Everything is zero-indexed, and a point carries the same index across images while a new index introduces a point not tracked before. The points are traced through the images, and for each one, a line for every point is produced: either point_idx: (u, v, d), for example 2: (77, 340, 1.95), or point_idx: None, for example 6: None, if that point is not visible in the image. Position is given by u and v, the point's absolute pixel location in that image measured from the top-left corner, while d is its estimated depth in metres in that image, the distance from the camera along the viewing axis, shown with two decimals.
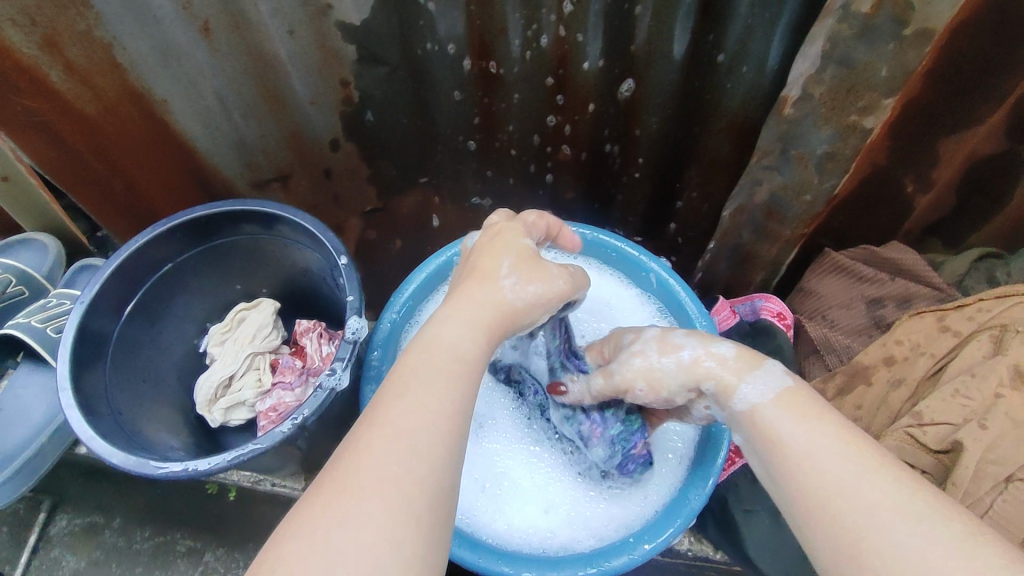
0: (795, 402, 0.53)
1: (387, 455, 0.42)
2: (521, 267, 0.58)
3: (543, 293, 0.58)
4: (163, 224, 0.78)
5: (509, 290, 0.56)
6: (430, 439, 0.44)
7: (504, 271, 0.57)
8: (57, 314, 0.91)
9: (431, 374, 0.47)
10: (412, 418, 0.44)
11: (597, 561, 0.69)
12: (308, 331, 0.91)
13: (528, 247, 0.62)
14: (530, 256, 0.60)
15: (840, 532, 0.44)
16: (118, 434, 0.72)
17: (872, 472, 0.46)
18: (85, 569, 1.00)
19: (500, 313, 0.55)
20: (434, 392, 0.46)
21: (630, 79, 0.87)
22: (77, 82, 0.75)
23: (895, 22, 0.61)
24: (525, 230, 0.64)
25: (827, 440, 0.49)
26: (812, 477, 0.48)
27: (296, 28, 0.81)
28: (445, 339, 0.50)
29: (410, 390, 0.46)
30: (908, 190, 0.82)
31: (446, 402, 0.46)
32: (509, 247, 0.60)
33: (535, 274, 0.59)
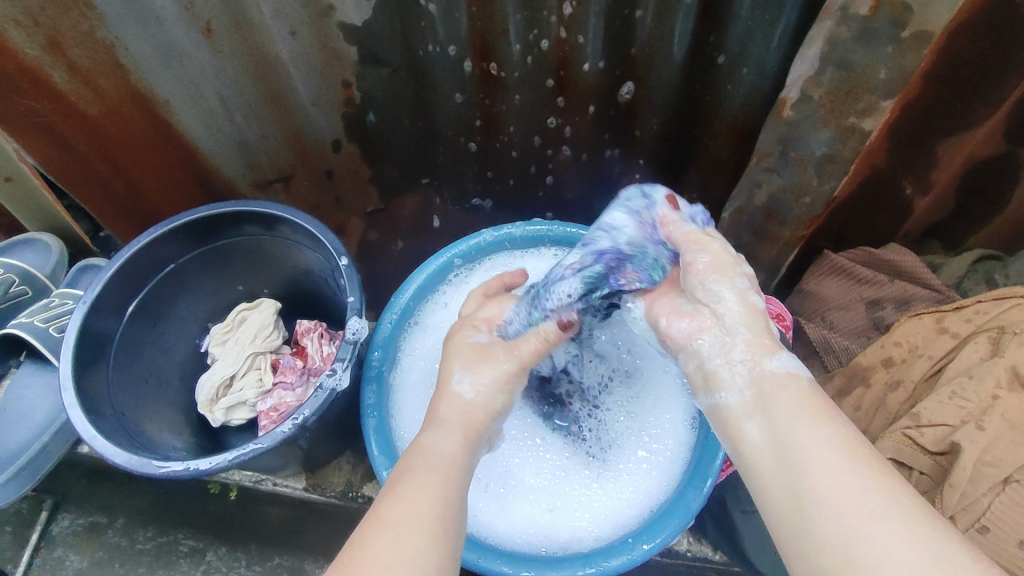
0: (808, 397, 0.52)
1: (390, 544, 0.44)
2: (472, 366, 0.64)
3: (499, 382, 0.64)
4: (166, 224, 0.79)
5: (469, 390, 0.62)
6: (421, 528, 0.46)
7: (456, 376, 0.64)
8: (61, 313, 0.92)
9: (409, 473, 0.52)
10: (400, 511, 0.47)
11: (594, 560, 0.70)
12: (309, 331, 0.91)
13: (478, 343, 0.67)
14: (481, 351, 0.66)
15: (840, 525, 0.44)
16: (120, 434, 0.73)
17: (878, 475, 0.45)
18: (88, 567, 1.01)
19: (465, 417, 0.60)
20: (422, 487, 0.50)
21: (630, 81, 0.87)
22: (80, 83, 0.76)
23: (893, 25, 0.61)
24: (474, 325, 0.70)
25: (834, 437, 0.48)
26: (817, 469, 0.47)
27: (297, 29, 0.82)
28: (428, 444, 0.56)
29: (393, 489, 0.50)
30: (907, 193, 0.82)
31: (427, 493, 0.50)
32: (459, 349, 0.67)
33: (486, 367, 0.64)
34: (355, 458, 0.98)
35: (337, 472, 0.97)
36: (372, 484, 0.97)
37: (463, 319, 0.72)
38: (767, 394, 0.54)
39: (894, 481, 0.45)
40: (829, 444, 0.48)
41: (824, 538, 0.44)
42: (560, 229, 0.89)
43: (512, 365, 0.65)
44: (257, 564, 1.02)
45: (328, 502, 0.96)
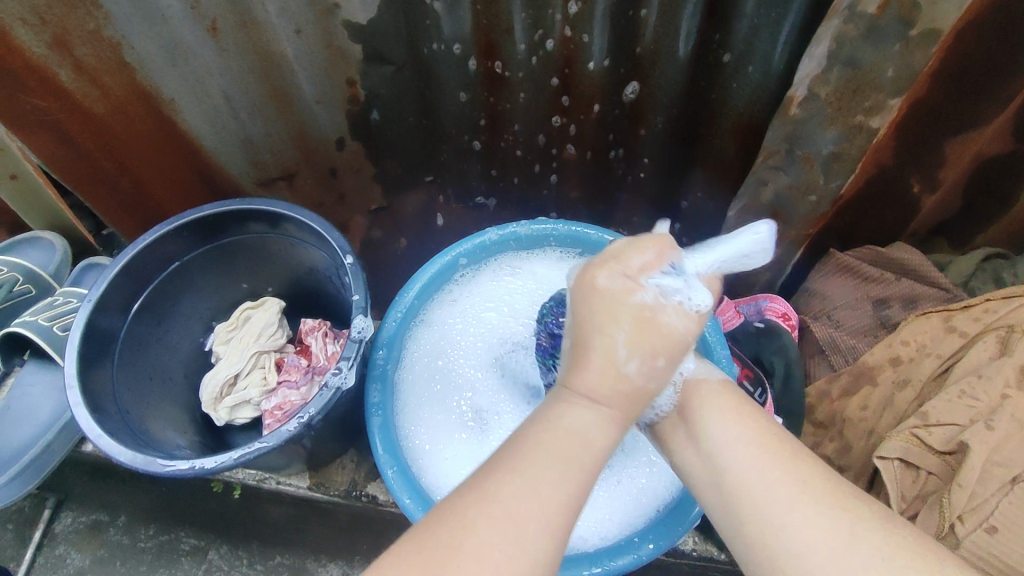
0: (723, 394, 0.57)
1: (498, 541, 0.40)
2: (635, 341, 0.47)
3: (667, 363, 0.48)
4: (171, 222, 0.79)
5: (632, 374, 0.47)
6: (541, 531, 0.42)
7: (623, 353, 0.47)
8: (65, 311, 0.91)
9: (550, 458, 0.44)
10: (525, 502, 0.42)
11: (601, 560, 0.70)
12: (314, 330, 0.91)
13: (642, 303, 0.48)
14: (642, 317, 0.48)
15: (761, 513, 0.47)
16: (125, 432, 0.73)
17: (792, 459, 0.49)
18: (90, 565, 1.01)
19: (631, 404, 0.47)
20: (547, 474, 0.44)
21: (635, 81, 0.87)
22: (85, 81, 0.76)
23: (901, 23, 0.60)
24: (624, 279, 0.50)
25: (748, 432, 0.53)
26: (736, 464, 0.51)
27: (303, 27, 0.82)
28: (570, 423, 0.46)
29: (523, 470, 0.44)
30: (915, 191, 0.82)
31: (561, 491, 0.43)
32: (617, 315, 0.48)
33: (658, 344, 0.48)
34: (358, 457, 0.98)
35: (339, 470, 0.97)
36: (376, 482, 0.96)
37: (609, 257, 0.52)
38: (688, 400, 0.58)
39: (808, 462, 0.49)
40: (745, 439, 0.52)
41: (753, 536, 0.47)
42: (565, 228, 0.88)
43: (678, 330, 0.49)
44: (258, 563, 1.03)
45: (334, 501, 0.95)
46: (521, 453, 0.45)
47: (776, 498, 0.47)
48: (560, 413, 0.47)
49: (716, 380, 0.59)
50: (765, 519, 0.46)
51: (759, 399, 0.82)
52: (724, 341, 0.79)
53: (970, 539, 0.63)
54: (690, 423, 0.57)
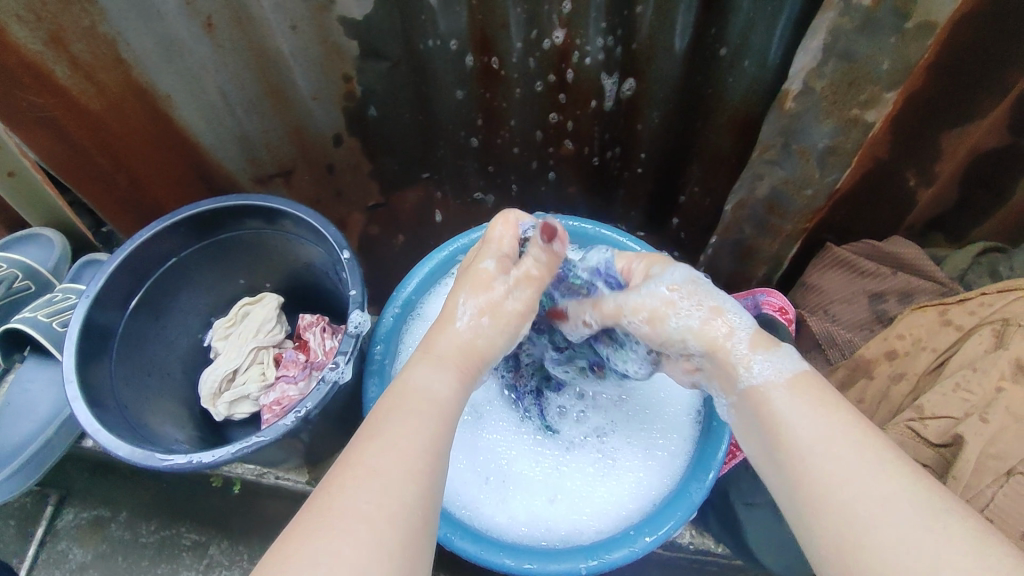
0: (805, 388, 0.54)
1: (361, 492, 0.45)
2: (476, 298, 0.63)
3: (496, 321, 0.63)
4: (168, 218, 0.79)
5: (466, 326, 0.62)
6: (404, 475, 0.47)
7: (460, 309, 0.63)
8: (64, 308, 0.92)
9: (400, 417, 0.51)
10: (386, 459, 0.47)
11: (596, 553, 0.70)
12: (312, 325, 0.91)
13: (487, 270, 0.65)
14: (485, 278, 0.64)
15: (840, 526, 0.45)
16: (123, 426, 0.73)
17: (884, 469, 0.46)
18: (92, 561, 1.01)
19: (462, 352, 0.60)
20: (407, 434, 0.50)
21: (631, 78, 0.87)
22: (81, 78, 0.76)
23: (896, 16, 0.60)
24: (485, 255, 0.67)
25: (837, 433, 0.50)
26: (823, 469, 0.48)
27: (298, 23, 0.82)
28: (416, 386, 0.55)
29: (384, 434, 0.50)
30: (911, 184, 0.81)
31: (415, 444, 0.49)
32: (465, 278, 0.65)
33: (489, 302, 0.63)
34: None
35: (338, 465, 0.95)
36: None
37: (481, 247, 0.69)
38: (760, 395, 0.56)
39: (897, 473, 0.46)
40: (827, 441, 0.49)
41: (830, 540, 0.46)
42: (563, 223, 0.88)
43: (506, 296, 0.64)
44: (260, 558, 1.02)
45: None
46: (388, 416, 0.51)
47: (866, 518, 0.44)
48: (405, 386, 0.55)
49: (791, 377, 0.55)
50: (846, 529, 0.45)
51: None
52: None
53: None
54: (763, 419, 0.55)
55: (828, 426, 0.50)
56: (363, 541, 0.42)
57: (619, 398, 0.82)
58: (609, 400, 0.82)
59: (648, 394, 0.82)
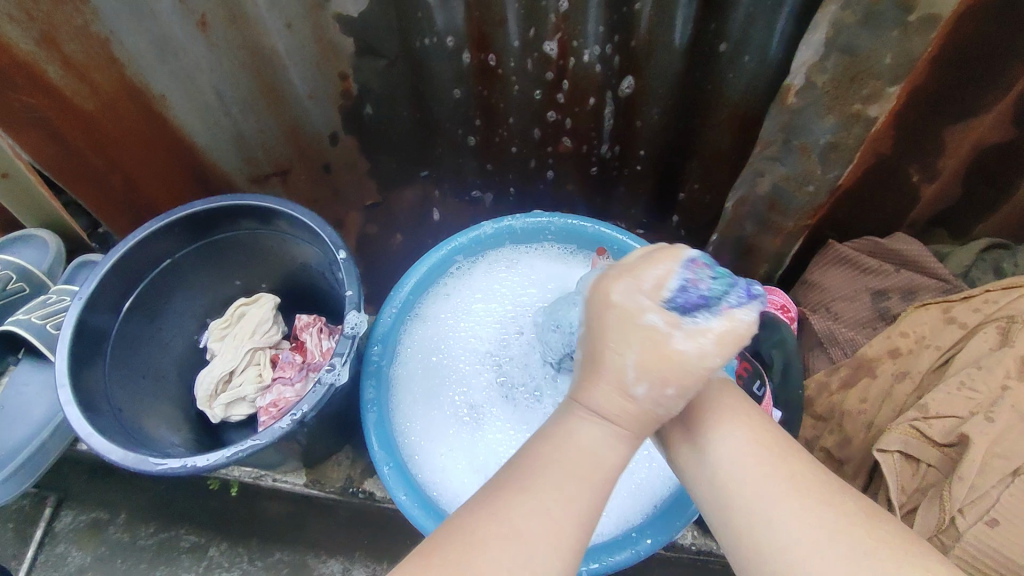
0: (723, 389, 0.57)
1: (500, 556, 0.42)
2: (649, 364, 0.48)
3: (683, 394, 0.49)
4: (162, 219, 0.78)
5: (642, 397, 0.48)
6: (550, 551, 0.43)
7: (631, 375, 0.48)
8: (58, 310, 0.91)
9: (552, 470, 0.47)
10: (534, 521, 0.44)
11: (598, 554, 0.70)
12: (308, 326, 0.90)
13: (652, 321, 0.48)
14: (658, 337, 0.47)
15: (747, 510, 0.48)
16: (117, 430, 0.72)
17: (785, 454, 0.50)
18: (90, 564, 1.00)
19: (638, 425, 0.49)
20: (555, 492, 0.45)
21: (630, 76, 0.86)
22: (74, 78, 0.75)
23: (898, 10, 0.60)
24: (641, 294, 0.49)
25: (747, 426, 0.53)
26: (732, 456, 0.51)
27: (293, 21, 0.81)
28: (580, 438, 0.49)
29: (535, 492, 0.45)
30: (914, 180, 0.81)
31: (572, 513, 0.45)
32: (628, 333, 0.48)
33: (670, 372, 0.47)
34: (353, 453, 0.98)
35: (335, 467, 0.97)
36: (372, 478, 0.96)
37: (624, 271, 0.51)
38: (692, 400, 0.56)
39: (797, 458, 0.50)
40: (745, 437, 0.52)
41: (742, 524, 0.48)
42: (562, 221, 0.87)
43: (703, 366, 0.47)
44: (259, 559, 1.01)
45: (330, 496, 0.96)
46: (535, 466, 0.47)
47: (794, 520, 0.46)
48: (568, 433, 0.49)
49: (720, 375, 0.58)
50: (754, 514, 0.47)
51: (757, 390, 0.82)
52: None
53: (970, 531, 0.62)
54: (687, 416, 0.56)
55: (741, 421, 0.53)
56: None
57: None
58: None
59: None
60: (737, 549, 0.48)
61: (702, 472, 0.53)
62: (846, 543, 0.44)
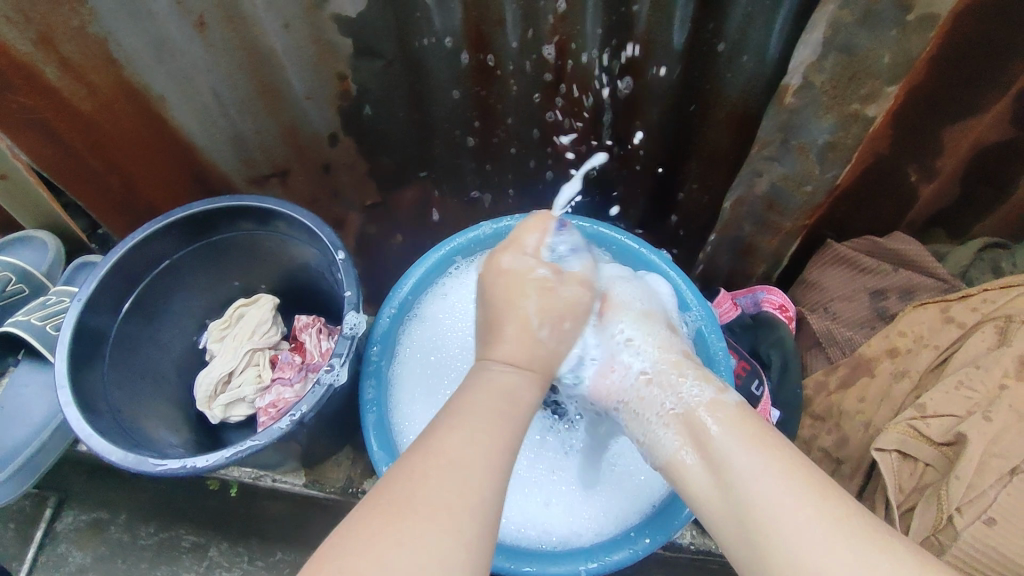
0: (738, 417, 0.56)
1: (438, 483, 0.44)
2: (546, 308, 0.60)
3: (571, 329, 0.62)
4: (160, 220, 0.78)
5: (546, 338, 0.59)
6: (484, 480, 0.46)
7: (536, 320, 0.59)
8: (57, 311, 0.91)
9: (474, 409, 0.51)
10: (465, 451, 0.47)
11: (597, 555, 0.70)
12: (307, 326, 0.91)
13: (541, 276, 0.62)
14: (549, 289, 0.62)
15: (787, 552, 0.46)
16: (116, 431, 0.72)
17: (819, 489, 0.48)
18: (90, 564, 1.01)
19: (547, 365, 0.59)
20: (478, 426, 0.49)
21: (628, 77, 0.86)
22: (72, 79, 0.75)
23: (896, 9, 0.60)
24: (529, 256, 0.63)
25: (773, 458, 0.51)
26: (763, 493, 0.49)
27: (290, 22, 0.80)
28: (497, 381, 0.54)
29: (466, 425, 0.49)
30: (912, 180, 0.81)
31: (496, 441, 0.49)
32: (525, 286, 0.61)
33: (562, 311, 0.62)
34: (354, 452, 0.98)
35: (335, 467, 0.97)
36: (371, 479, 0.97)
37: (509, 243, 0.65)
38: (699, 422, 0.57)
39: (832, 493, 0.48)
40: (773, 470, 0.50)
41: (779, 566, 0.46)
42: (560, 220, 0.87)
43: (578, 296, 0.64)
44: (259, 559, 1.01)
45: (330, 496, 0.96)
46: (461, 408, 0.51)
47: (816, 527, 0.46)
48: (486, 377, 0.55)
49: (732, 403, 0.58)
50: (794, 557, 0.45)
51: (755, 391, 0.82)
52: (720, 333, 0.80)
53: (968, 530, 0.62)
54: (703, 445, 0.56)
55: (763, 453, 0.52)
56: (440, 532, 0.42)
57: None
58: None
59: None
60: None
61: (714, 487, 0.53)
62: None
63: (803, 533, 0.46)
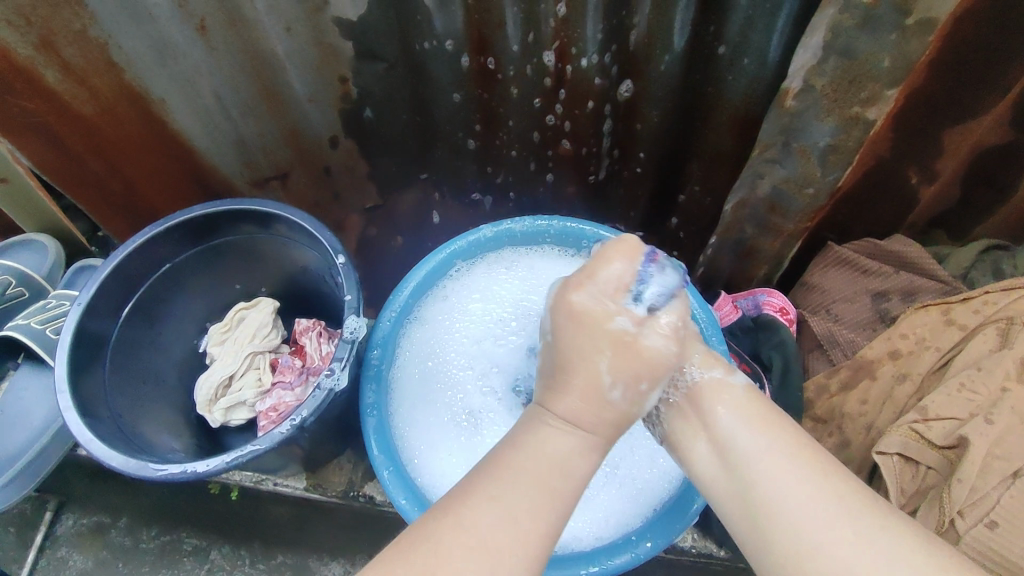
0: (748, 400, 0.56)
1: (468, 565, 0.43)
2: (623, 364, 0.54)
3: (650, 386, 0.56)
4: (161, 224, 0.78)
5: (619, 400, 0.54)
6: (515, 563, 0.44)
7: (607, 380, 0.54)
8: (57, 314, 0.91)
9: (521, 485, 0.48)
10: (501, 531, 0.45)
11: (598, 559, 0.70)
12: (308, 330, 0.90)
13: (619, 328, 0.55)
14: (629, 343, 0.55)
15: (791, 533, 0.47)
16: (117, 436, 0.72)
17: (825, 471, 0.49)
18: (92, 567, 1.01)
19: (615, 428, 0.55)
20: (523, 506, 0.46)
21: (629, 80, 0.86)
22: (73, 83, 0.75)
23: (897, 12, 0.59)
24: (603, 297, 0.56)
25: (779, 441, 0.52)
26: (767, 476, 0.50)
27: (292, 25, 0.81)
28: (553, 450, 0.51)
29: (505, 500, 0.46)
30: (913, 182, 0.80)
31: (538, 524, 0.46)
32: (600, 339, 0.55)
33: (640, 369, 0.55)
34: (355, 456, 0.98)
35: (337, 471, 0.97)
36: (373, 482, 0.97)
37: (584, 276, 0.58)
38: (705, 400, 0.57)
39: (836, 474, 0.49)
40: (779, 451, 0.51)
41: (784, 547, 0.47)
42: (560, 223, 0.87)
43: (662, 348, 0.56)
44: (261, 562, 1.02)
45: (331, 500, 0.96)
46: (505, 475, 0.48)
47: (818, 508, 0.46)
48: (543, 442, 0.51)
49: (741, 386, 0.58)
50: (800, 539, 0.46)
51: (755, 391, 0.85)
52: (721, 335, 0.80)
53: (970, 533, 0.62)
54: (709, 426, 0.56)
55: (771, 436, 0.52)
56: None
57: None
58: None
59: None
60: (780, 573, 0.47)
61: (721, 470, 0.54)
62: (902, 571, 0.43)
63: (805, 518, 0.46)
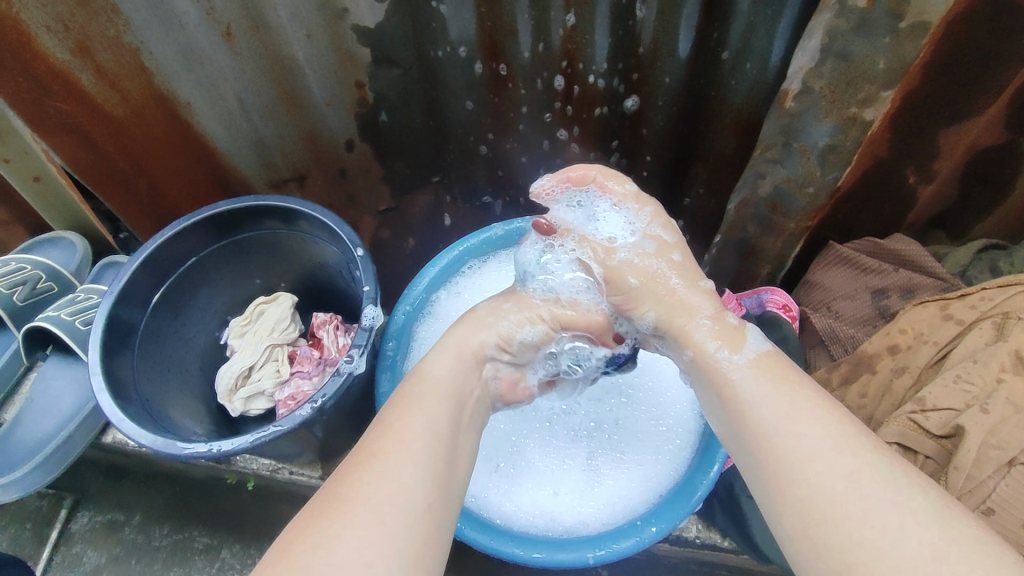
0: (766, 370, 0.55)
1: (375, 486, 0.46)
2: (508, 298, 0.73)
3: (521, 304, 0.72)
4: (189, 218, 0.82)
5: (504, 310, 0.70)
6: (409, 469, 0.48)
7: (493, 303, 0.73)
8: (86, 307, 0.94)
9: (403, 420, 0.52)
10: (397, 456, 0.49)
11: (603, 542, 0.71)
12: (325, 323, 0.94)
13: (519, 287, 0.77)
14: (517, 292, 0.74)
15: (809, 499, 0.46)
16: (145, 417, 0.75)
17: (843, 444, 0.47)
18: (105, 563, 1.03)
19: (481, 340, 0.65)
20: (407, 436, 0.51)
21: (634, 97, 0.92)
22: (106, 85, 0.77)
23: (891, 17, 0.63)
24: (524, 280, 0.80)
25: (802, 410, 0.51)
26: (788, 444, 0.49)
27: (313, 32, 0.87)
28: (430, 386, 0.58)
29: (398, 435, 0.51)
30: (911, 182, 0.83)
31: (420, 437, 0.51)
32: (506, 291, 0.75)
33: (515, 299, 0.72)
34: None
35: None
36: None
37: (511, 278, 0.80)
38: (725, 375, 0.56)
39: (856, 451, 0.47)
40: (803, 425, 0.49)
41: (798, 512, 0.46)
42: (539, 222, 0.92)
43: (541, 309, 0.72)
44: None
45: None
46: (397, 416, 0.53)
47: (826, 487, 0.45)
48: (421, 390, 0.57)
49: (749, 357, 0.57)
50: (811, 504, 0.45)
51: None
52: None
53: None
54: (729, 391, 0.55)
55: (791, 407, 0.51)
56: (365, 529, 0.43)
57: (619, 398, 0.83)
58: (606, 399, 0.83)
59: (654, 392, 0.84)
60: (789, 528, 0.46)
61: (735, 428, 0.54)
62: (912, 548, 0.41)
63: (814, 491, 0.46)
